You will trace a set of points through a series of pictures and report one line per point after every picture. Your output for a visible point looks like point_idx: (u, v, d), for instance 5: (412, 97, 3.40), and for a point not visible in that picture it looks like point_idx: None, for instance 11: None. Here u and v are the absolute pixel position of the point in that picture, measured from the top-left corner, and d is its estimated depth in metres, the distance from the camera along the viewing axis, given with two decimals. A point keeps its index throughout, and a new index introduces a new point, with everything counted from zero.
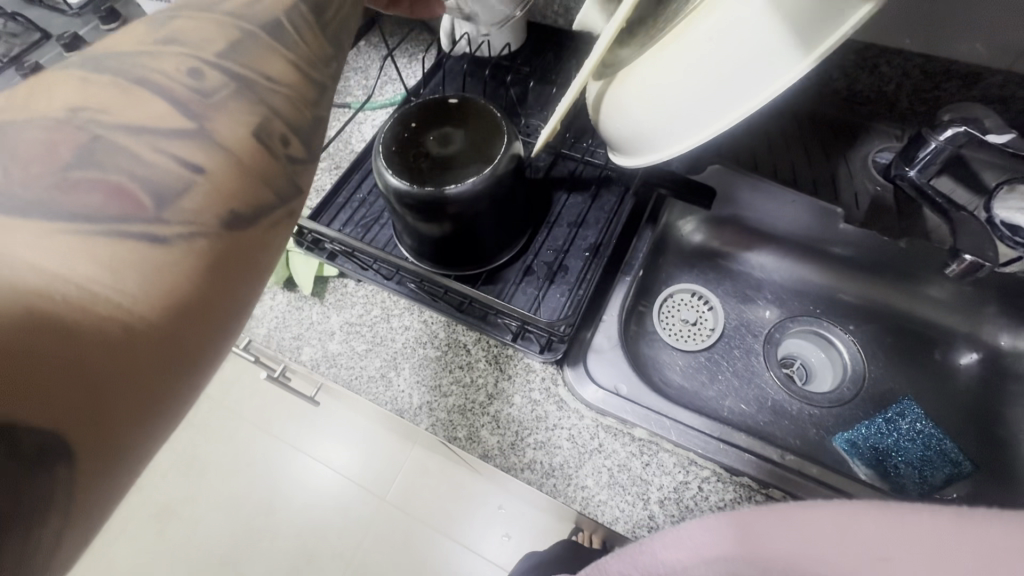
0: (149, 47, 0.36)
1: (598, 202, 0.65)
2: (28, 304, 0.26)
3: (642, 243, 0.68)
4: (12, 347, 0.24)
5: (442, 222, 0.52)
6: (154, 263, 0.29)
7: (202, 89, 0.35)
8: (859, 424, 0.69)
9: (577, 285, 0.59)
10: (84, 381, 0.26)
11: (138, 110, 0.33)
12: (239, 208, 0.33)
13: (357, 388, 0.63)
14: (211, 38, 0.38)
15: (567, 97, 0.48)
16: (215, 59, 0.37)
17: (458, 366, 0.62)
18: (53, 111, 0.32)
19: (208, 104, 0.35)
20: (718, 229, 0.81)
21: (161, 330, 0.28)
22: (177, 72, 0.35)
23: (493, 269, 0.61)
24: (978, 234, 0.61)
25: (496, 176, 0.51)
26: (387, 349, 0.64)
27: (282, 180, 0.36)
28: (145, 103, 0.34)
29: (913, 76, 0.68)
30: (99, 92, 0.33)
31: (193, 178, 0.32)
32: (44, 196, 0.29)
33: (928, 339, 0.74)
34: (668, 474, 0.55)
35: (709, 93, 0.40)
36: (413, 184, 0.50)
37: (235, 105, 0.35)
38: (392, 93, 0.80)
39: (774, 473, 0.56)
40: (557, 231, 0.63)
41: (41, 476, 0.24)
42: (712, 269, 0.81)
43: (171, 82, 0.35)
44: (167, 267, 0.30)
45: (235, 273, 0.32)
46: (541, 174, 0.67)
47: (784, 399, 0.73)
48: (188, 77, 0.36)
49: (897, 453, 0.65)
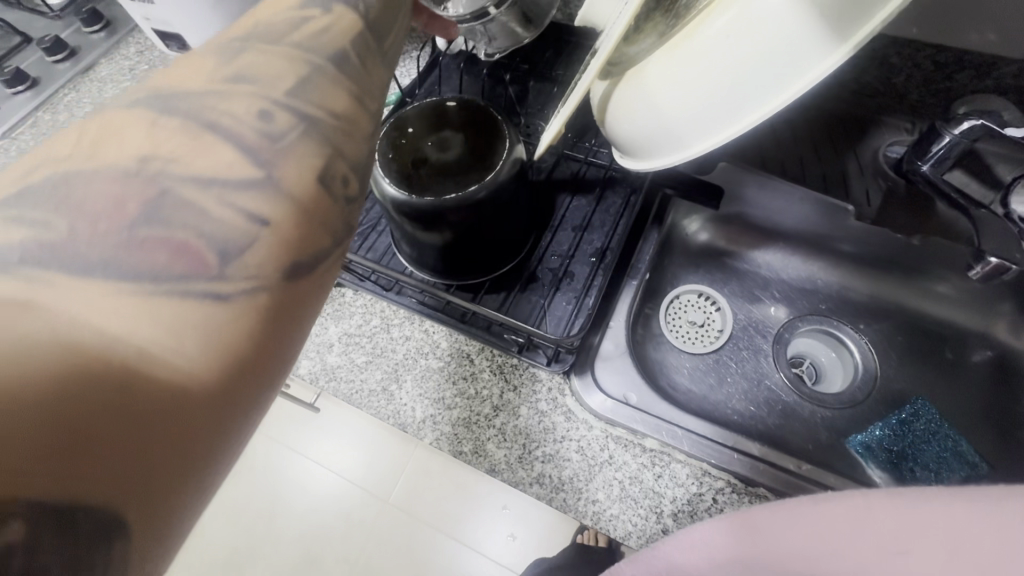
0: (217, 86, 0.36)
1: (603, 204, 0.63)
2: (92, 368, 0.25)
3: (647, 245, 0.67)
4: (76, 416, 0.24)
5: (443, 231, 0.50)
6: (213, 321, 0.28)
7: (271, 132, 0.35)
8: (873, 425, 0.67)
9: (584, 292, 0.57)
10: (143, 448, 0.25)
11: (199, 160, 0.33)
12: (297, 256, 0.32)
13: (358, 402, 0.61)
14: (281, 74, 0.37)
15: (574, 97, 0.45)
16: (283, 98, 0.36)
17: (462, 377, 0.61)
18: (121, 162, 0.32)
19: (278, 148, 0.34)
20: (724, 227, 0.79)
21: (219, 390, 0.27)
22: (244, 113, 0.35)
23: (496, 278, 0.59)
24: (1004, 235, 0.59)
25: (498, 183, 0.49)
26: (388, 361, 0.62)
27: (338, 221, 0.35)
28: (214, 150, 0.33)
29: (924, 67, 0.66)
30: (170, 140, 0.33)
31: (258, 231, 0.31)
32: (111, 254, 0.29)
33: (940, 337, 0.72)
34: (681, 486, 0.53)
35: (721, 95, 0.38)
36: (411, 193, 0.48)
37: (303, 148, 0.34)
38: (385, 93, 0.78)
39: (790, 483, 0.54)
40: (561, 236, 0.61)
41: (102, 551, 0.24)
42: (718, 268, 0.79)
43: (232, 122, 0.34)
44: (226, 324, 0.29)
45: (291, 325, 0.31)
46: (543, 176, 0.65)
47: (795, 401, 0.71)
48: (257, 118, 0.35)
49: (911, 456, 0.63)
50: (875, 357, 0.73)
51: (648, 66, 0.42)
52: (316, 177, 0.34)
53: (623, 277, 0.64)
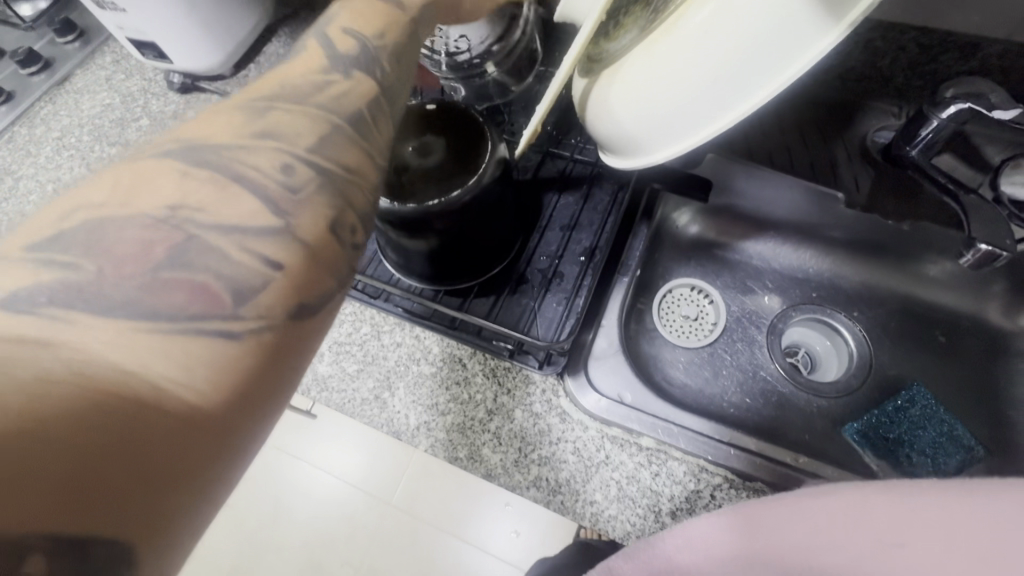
0: (243, 139, 0.33)
1: (590, 202, 0.62)
2: (94, 398, 0.24)
3: (639, 241, 0.66)
4: (77, 446, 0.22)
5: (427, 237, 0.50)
6: (225, 358, 0.27)
7: (291, 185, 0.33)
8: (868, 413, 0.67)
9: (575, 292, 0.57)
10: (144, 487, 0.23)
11: (223, 208, 0.31)
12: (309, 299, 0.31)
13: (351, 412, 0.60)
14: (304, 129, 0.35)
15: (551, 91, 0.44)
16: (306, 152, 0.34)
17: (455, 383, 0.60)
18: (150, 208, 0.30)
19: (298, 202, 0.32)
20: (714, 219, 0.78)
21: (224, 427, 0.26)
22: (266, 165, 0.33)
23: (485, 281, 0.58)
24: (993, 220, 0.59)
25: (482, 186, 0.48)
26: (379, 369, 0.62)
27: (345, 265, 0.33)
28: (238, 198, 0.31)
29: (909, 50, 0.65)
30: (197, 188, 0.31)
31: (273, 274, 0.30)
32: (130, 296, 0.27)
33: (932, 321, 0.72)
34: (679, 483, 0.53)
35: (705, 89, 0.37)
36: (393, 200, 0.47)
37: (319, 198, 0.33)
38: None
39: (788, 476, 0.54)
40: (549, 235, 0.61)
41: None
42: (709, 260, 0.79)
43: (256, 174, 0.32)
44: (237, 360, 0.27)
45: (289, 366, 0.30)
46: (529, 175, 0.64)
47: (791, 391, 0.71)
48: (278, 171, 0.33)
49: (908, 442, 0.64)
50: (869, 344, 0.73)
51: (631, 59, 0.41)
52: (327, 219, 0.33)
53: (614, 274, 0.64)
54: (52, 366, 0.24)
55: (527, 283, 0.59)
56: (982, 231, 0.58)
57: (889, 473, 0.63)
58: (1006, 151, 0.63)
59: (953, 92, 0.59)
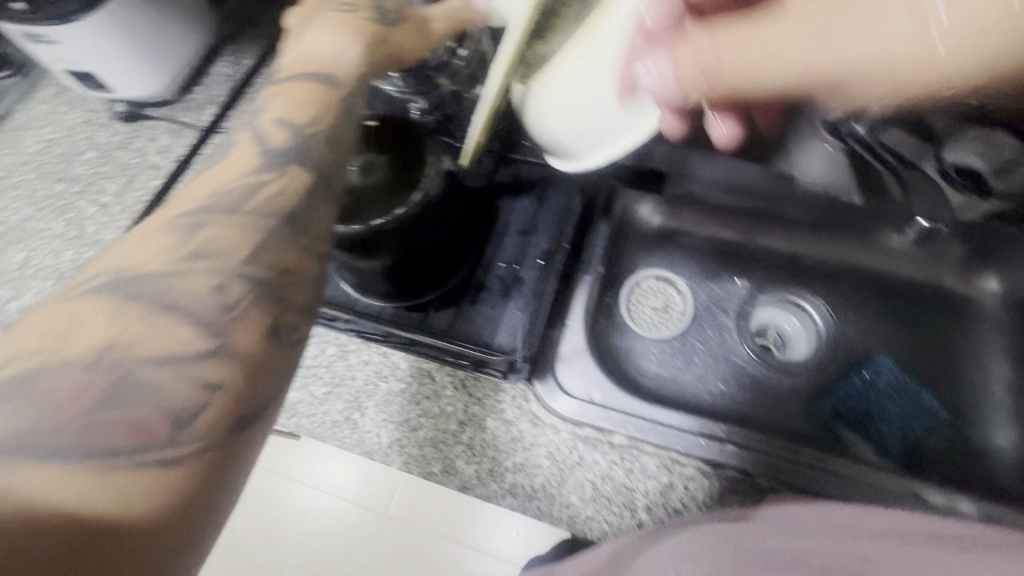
0: (176, 264, 0.31)
1: (545, 204, 0.62)
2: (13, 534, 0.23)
3: (599, 239, 0.65)
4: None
5: (379, 255, 0.49)
6: (154, 484, 0.27)
7: (227, 302, 0.31)
8: (838, 387, 0.68)
9: (534, 298, 0.57)
10: None
11: (156, 337, 0.29)
12: (251, 411, 0.30)
13: (323, 435, 0.60)
14: (233, 242, 0.33)
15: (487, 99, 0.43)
16: (241, 267, 0.32)
17: (425, 397, 0.59)
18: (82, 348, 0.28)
19: (231, 316, 0.31)
20: (677, 209, 0.78)
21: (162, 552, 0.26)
22: (201, 288, 0.31)
23: (445, 292, 0.58)
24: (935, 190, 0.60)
25: (429, 200, 0.47)
26: (348, 389, 0.61)
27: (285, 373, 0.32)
28: (169, 327, 0.29)
29: None
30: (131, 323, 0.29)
31: (208, 395, 0.29)
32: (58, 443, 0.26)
33: (896, 290, 0.73)
34: (653, 478, 0.53)
35: (628, 101, 0.40)
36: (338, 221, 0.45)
37: (257, 313, 0.31)
38: None
39: (760, 461, 0.54)
40: (509, 242, 0.60)
41: None
42: (674, 249, 0.78)
43: (191, 293, 0.31)
44: (171, 485, 0.27)
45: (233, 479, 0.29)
46: (483, 180, 0.62)
47: (763, 372, 0.71)
48: (215, 290, 0.31)
49: (877, 414, 0.65)
50: (839, 320, 0.73)
51: (558, 67, 0.42)
52: (265, 329, 0.31)
53: (577, 273, 0.63)
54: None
55: (488, 290, 0.58)
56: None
57: (862, 445, 0.64)
58: None
59: None
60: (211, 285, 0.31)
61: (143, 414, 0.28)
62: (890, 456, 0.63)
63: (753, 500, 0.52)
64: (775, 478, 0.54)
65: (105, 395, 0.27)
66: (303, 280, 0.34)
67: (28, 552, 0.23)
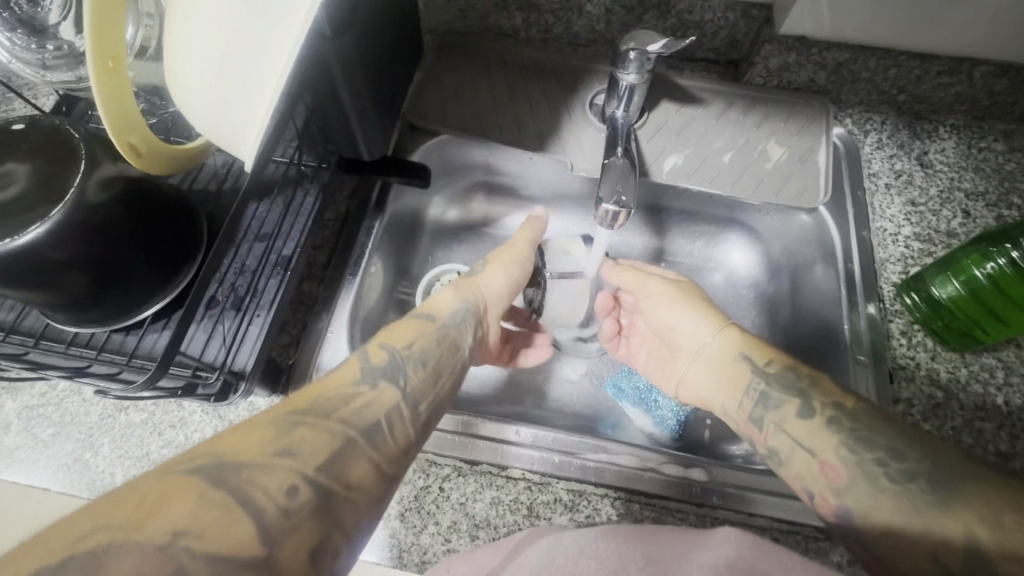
0: (340, 411, 0.42)
1: (293, 207, 0.56)
2: (329, 448, 0.39)
3: (369, 238, 0.64)
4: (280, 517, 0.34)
5: (69, 275, 0.42)
6: (382, 399, 0.45)
7: (373, 374, 0.46)
8: (625, 366, 0.69)
9: (270, 311, 0.51)
10: (312, 475, 0.37)
11: (220, 536, 0.32)
12: (338, 478, 0.38)
13: (45, 485, 0.52)
14: (364, 411, 0.43)
15: (368, 370, 0.47)
16: (359, 424, 0.42)
17: (168, 425, 0.54)
18: (395, 359, 0.49)
19: (290, 527, 0.34)
20: (469, 201, 0.76)
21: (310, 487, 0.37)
22: (397, 405, 0.45)
23: (181, 292, 0.50)
24: (619, 177, 0.58)
25: (171, 162, 0.44)
26: (80, 428, 0.55)
27: (315, 446, 0.39)
28: (253, 441, 0.37)
29: (616, 12, 0.69)
30: (208, 441, 0.37)
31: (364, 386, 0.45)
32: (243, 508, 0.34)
33: (680, 263, 0.74)
34: (408, 483, 0.52)
35: None
36: (80, 136, 0.42)
37: (340, 434, 0.41)
38: (46, 96, 0.63)
39: (516, 454, 0.53)
40: (246, 249, 0.53)
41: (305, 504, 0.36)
42: (476, 239, 0.76)
43: (262, 496, 0.35)
44: (312, 485, 0.37)
45: (327, 507, 0.37)
46: (237, 182, 0.57)
47: (560, 357, 0.71)
48: (284, 495, 0.35)
49: (654, 387, 0.66)
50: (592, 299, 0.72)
51: None
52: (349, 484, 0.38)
53: (340, 275, 0.62)
54: (322, 451, 0.39)
55: (229, 303, 0.51)
56: (608, 188, 0.57)
57: (648, 427, 0.65)
58: (698, 99, 0.70)
59: (629, 46, 0.57)
60: (248, 556, 0.32)
61: (315, 449, 0.39)
62: (666, 428, 0.64)
63: (504, 494, 0.51)
64: (530, 470, 0.52)
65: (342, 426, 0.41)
66: (332, 455, 0.39)
67: (320, 450, 0.39)
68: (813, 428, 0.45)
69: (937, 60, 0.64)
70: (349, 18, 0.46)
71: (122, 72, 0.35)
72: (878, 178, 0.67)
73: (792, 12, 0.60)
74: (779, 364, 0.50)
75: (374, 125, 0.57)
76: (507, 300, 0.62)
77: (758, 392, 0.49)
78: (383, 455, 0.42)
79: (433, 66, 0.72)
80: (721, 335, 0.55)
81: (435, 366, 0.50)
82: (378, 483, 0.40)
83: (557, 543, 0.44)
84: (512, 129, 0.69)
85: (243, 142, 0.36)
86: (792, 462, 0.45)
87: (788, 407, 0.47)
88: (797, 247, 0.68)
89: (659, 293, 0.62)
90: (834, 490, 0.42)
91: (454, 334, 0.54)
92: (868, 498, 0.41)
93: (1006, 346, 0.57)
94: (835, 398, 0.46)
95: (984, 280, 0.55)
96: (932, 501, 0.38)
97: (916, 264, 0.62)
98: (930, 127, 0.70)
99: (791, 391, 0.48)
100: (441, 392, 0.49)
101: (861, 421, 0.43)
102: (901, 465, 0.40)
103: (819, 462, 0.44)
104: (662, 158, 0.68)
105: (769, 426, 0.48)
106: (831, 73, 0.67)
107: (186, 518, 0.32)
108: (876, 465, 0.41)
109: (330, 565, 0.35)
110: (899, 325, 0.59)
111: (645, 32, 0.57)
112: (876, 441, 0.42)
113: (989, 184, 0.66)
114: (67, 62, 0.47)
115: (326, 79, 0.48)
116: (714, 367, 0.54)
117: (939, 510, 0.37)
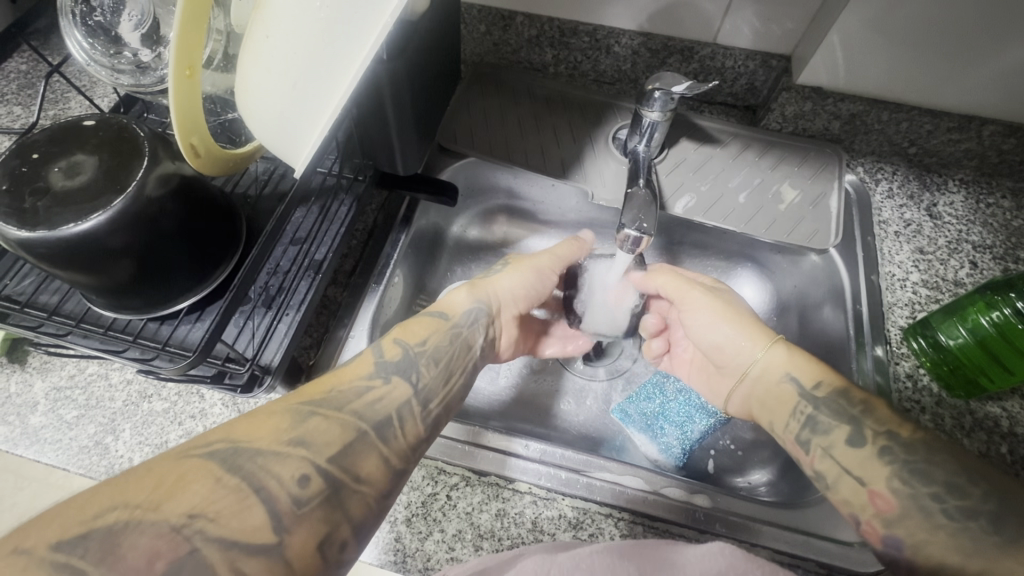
0: (348, 408, 0.43)
1: (328, 216, 0.59)
2: (342, 441, 0.40)
3: (394, 250, 0.67)
4: (291, 509, 0.35)
5: (118, 263, 0.45)
6: (395, 394, 0.45)
7: (389, 368, 0.47)
8: (633, 393, 0.70)
9: (299, 310, 0.53)
10: (326, 465, 0.38)
11: (233, 520, 0.32)
12: (349, 475, 0.38)
13: (63, 465, 0.54)
14: (381, 404, 0.44)
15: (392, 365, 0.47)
16: (371, 419, 0.43)
17: (189, 416, 0.56)
18: (414, 353, 0.49)
19: (301, 516, 0.35)
20: (491, 221, 0.79)
21: (323, 479, 0.37)
22: (410, 404, 0.46)
23: (218, 287, 0.53)
24: (640, 207, 0.61)
25: (215, 166, 0.46)
26: (103, 412, 0.56)
27: (327, 439, 0.39)
28: (269, 427, 0.38)
29: (642, 54, 0.73)
30: (224, 429, 0.37)
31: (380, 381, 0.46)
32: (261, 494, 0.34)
33: None
34: (416, 489, 0.53)
35: None
36: (147, 134, 0.45)
37: (353, 429, 0.41)
38: (104, 99, 0.68)
39: (524, 468, 0.54)
40: (282, 251, 0.56)
41: (315, 497, 0.36)
42: (494, 257, 0.79)
43: (276, 484, 0.35)
44: (323, 477, 0.37)
45: (336, 499, 0.37)
46: (276, 188, 0.60)
47: (570, 377, 0.72)
48: (296, 483, 0.36)
49: (661, 415, 0.67)
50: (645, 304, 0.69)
51: None
52: (358, 481, 0.39)
53: (365, 283, 0.64)
54: (336, 445, 0.39)
55: (262, 302, 0.53)
56: (631, 215, 0.60)
57: (654, 454, 0.65)
58: (715, 139, 0.74)
59: (656, 86, 0.60)
60: (260, 542, 0.33)
61: (327, 440, 0.39)
62: (670, 456, 0.64)
63: (510, 506, 0.52)
64: (536, 484, 0.53)
65: (354, 422, 0.42)
66: (346, 449, 0.40)
67: (331, 444, 0.39)
68: (864, 456, 0.45)
69: (949, 117, 0.66)
70: (402, 45, 0.50)
71: (196, 81, 0.39)
72: (888, 226, 0.69)
73: (810, 64, 0.64)
74: (828, 387, 0.50)
75: (410, 140, 0.60)
76: (525, 299, 0.61)
77: (805, 415, 0.50)
78: (393, 449, 0.42)
79: (464, 94, 0.76)
80: (772, 350, 0.55)
81: (448, 363, 0.51)
82: (387, 477, 0.41)
83: (551, 560, 0.42)
84: (538, 158, 0.73)
85: (305, 150, 0.41)
86: (840, 486, 0.46)
87: (836, 433, 0.48)
88: (808, 286, 0.70)
89: (708, 305, 0.61)
90: (883, 521, 0.43)
91: (467, 334, 0.54)
92: (922, 532, 0.41)
93: (1008, 397, 0.58)
94: (889, 427, 0.46)
95: (990, 328, 0.56)
96: (996, 543, 0.38)
97: (923, 310, 0.63)
98: (940, 180, 0.73)
99: (843, 416, 0.48)
100: (452, 389, 0.49)
101: (918, 453, 0.44)
102: (962, 503, 0.40)
103: (866, 490, 0.44)
104: (675, 192, 0.71)
105: (818, 452, 0.48)
106: (845, 123, 0.71)
107: (202, 501, 0.32)
108: (933, 498, 0.41)
109: (336, 555, 0.36)
110: (906, 368, 0.60)
111: (670, 74, 0.60)
112: (936, 474, 0.42)
113: (997, 238, 0.68)
114: (134, 70, 0.50)
115: (376, 95, 0.52)
116: (762, 385, 0.55)
117: (1004, 550, 0.38)
